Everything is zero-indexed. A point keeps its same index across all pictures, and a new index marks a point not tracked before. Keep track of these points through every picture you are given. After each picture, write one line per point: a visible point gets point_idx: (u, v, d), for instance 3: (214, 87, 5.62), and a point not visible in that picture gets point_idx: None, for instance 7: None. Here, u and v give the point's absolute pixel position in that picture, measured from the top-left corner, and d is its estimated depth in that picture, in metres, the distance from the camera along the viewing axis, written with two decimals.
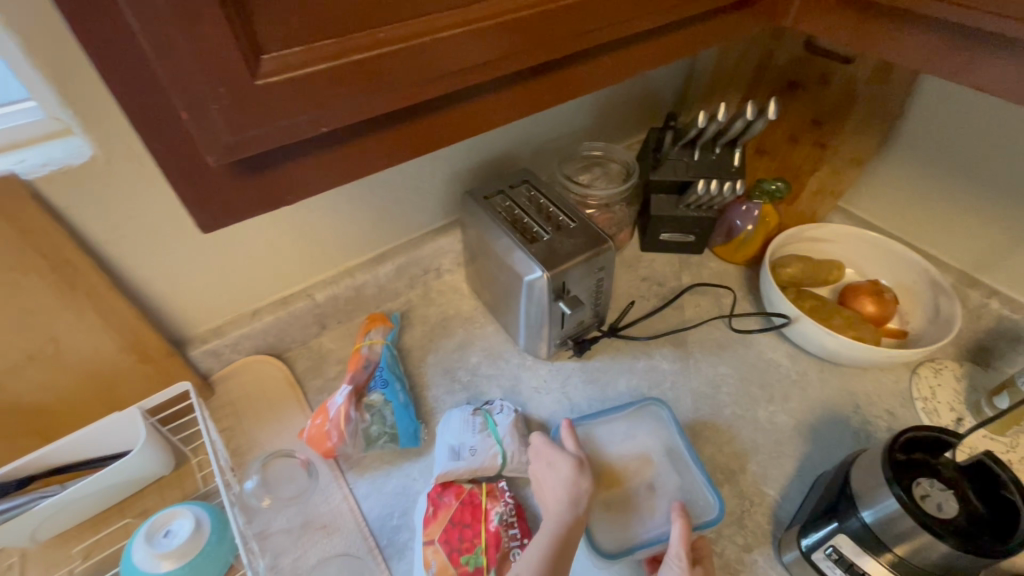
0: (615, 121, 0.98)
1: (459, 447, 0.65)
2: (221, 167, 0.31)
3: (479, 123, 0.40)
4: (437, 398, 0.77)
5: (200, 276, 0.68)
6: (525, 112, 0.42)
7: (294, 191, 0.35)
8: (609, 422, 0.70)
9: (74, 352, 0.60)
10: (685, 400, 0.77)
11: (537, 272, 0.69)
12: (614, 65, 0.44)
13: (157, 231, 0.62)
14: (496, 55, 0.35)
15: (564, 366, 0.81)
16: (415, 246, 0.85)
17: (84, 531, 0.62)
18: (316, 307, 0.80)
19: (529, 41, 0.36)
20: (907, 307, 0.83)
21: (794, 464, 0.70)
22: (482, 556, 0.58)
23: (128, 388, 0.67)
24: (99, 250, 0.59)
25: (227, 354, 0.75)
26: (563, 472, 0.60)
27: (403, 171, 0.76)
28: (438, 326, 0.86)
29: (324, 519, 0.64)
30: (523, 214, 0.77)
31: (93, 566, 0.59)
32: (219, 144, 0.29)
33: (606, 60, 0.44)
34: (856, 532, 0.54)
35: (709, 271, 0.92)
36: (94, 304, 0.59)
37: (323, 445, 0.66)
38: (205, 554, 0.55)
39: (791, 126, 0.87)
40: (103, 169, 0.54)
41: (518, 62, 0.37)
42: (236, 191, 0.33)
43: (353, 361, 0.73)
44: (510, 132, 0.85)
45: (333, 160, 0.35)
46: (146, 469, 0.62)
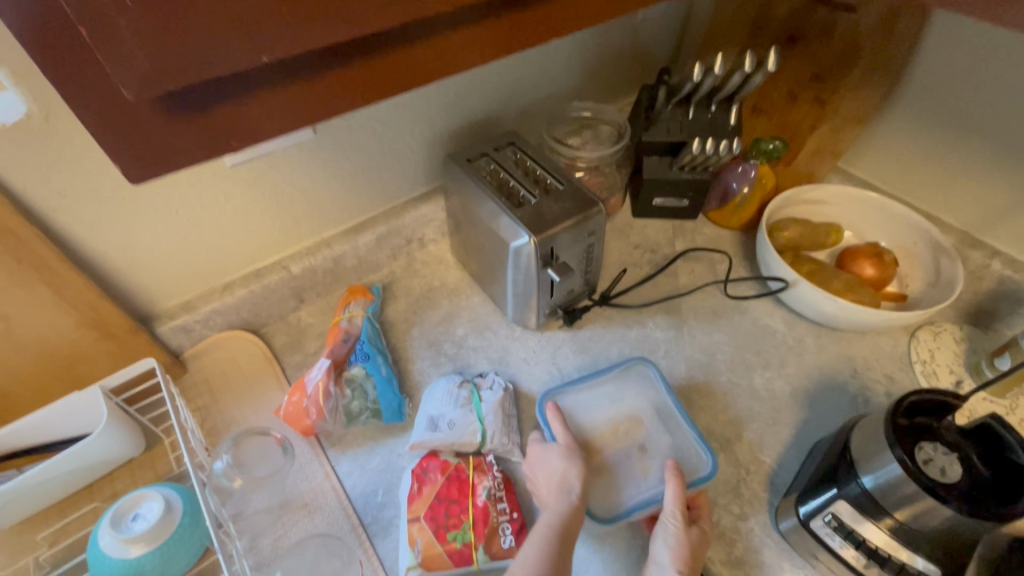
0: (605, 79, 0.92)
1: (437, 417, 0.63)
2: (148, 103, 0.27)
3: (451, 64, 0.35)
4: (422, 371, 0.74)
5: (163, 248, 0.64)
6: (505, 52, 0.37)
7: (242, 136, 0.30)
8: (592, 388, 0.67)
9: (26, 330, 0.56)
10: (679, 369, 0.74)
11: (523, 238, 0.65)
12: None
13: (111, 198, 0.57)
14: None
15: (554, 337, 0.78)
16: (396, 215, 0.80)
17: (51, 516, 0.59)
18: (292, 280, 0.75)
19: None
20: (906, 269, 0.81)
21: (791, 431, 0.69)
22: (470, 532, 0.56)
23: (91, 367, 0.63)
24: (46, 218, 0.54)
25: (198, 330, 0.72)
26: (557, 467, 0.58)
27: (379, 133, 0.72)
28: (422, 298, 0.82)
29: (305, 498, 0.61)
30: (509, 177, 0.73)
31: (61, 552, 0.56)
32: (135, 72, 0.24)
33: None
34: (855, 498, 0.53)
35: (704, 237, 0.89)
36: (45, 278, 0.55)
37: (302, 423, 0.63)
38: (177, 537, 0.52)
39: (790, 82, 0.83)
40: (42, 128, 0.49)
41: None
42: (169, 134, 0.28)
43: (332, 335, 0.70)
44: (494, 91, 0.79)
45: (284, 102, 0.30)
46: (112, 451, 0.59)
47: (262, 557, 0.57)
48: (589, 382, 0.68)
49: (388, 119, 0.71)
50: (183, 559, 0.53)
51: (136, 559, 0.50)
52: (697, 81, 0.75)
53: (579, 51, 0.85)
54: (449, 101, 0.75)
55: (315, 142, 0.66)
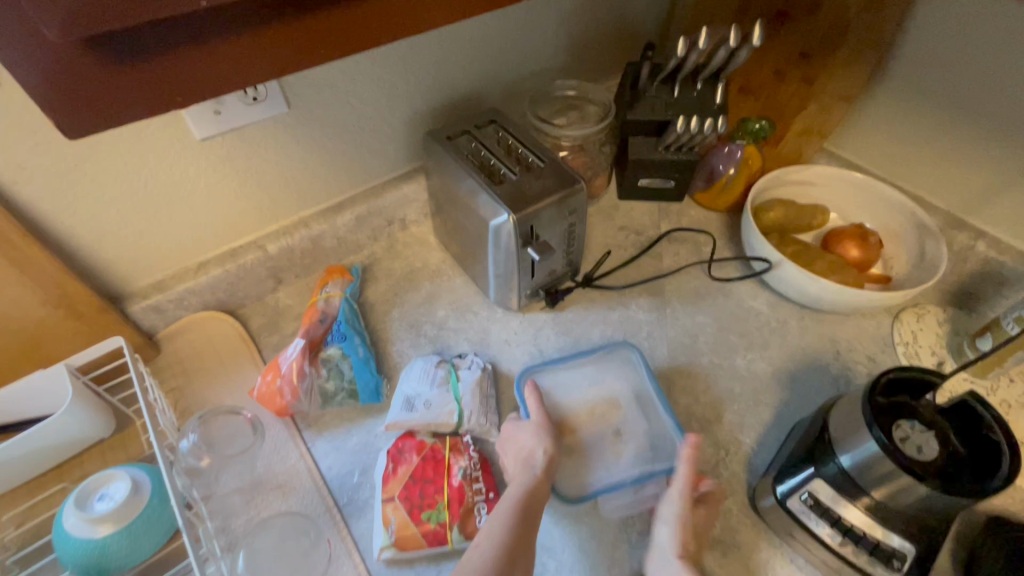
0: (591, 58, 0.91)
1: (413, 398, 0.62)
2: (76, 47, 0.25)
3: (414, 22, 0.34)
4: (402, 353, 0.73)
5: (132, 225, 0.62)
6: (471, 11, 0.35)
7: (185, 90, 0.29)
8: (573, 369, 0.67)
9: None
10: (663, 351, 0.73)
11: (503, 216, 0.64)
12: None
13: (74, 171, 0.55)
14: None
15: (536, 318, 0.77)
16: (376, 194, 0.79)
17: (18, 497, 0.57)
18: (269, 260, 0.74)
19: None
20: (891, 252, 0.80)
21: (772, 411, 0.68)
22: (445, 512, 0.55)
23: (59, 347, 0.61)
24: (4, 191, 0.52)
25: (172, 311, 0.70)
26: (525, 443, 0.58)
27: (356, 109, 0.70)
28: (403, 279, 0.81)
29: (280, 478, 0.60)
30: (490, 155, 0.71)
31: (27, 534, 0.55)
32: (57, 12, 0.23)
33: None
34: (832, 477, 0.52)
35: (689, 218, 0.88)
36: (6, 253, 0.53)
37: (276, 403, 0.62)
38: (145, 517, 0.51)
39: (776, 60, 0.81)
40: None
41: None
42: (104, 83, 0.27)
43: (308, 315, 0.69)
44: (476, 67, 0.77)
45: (232, 54, 0.29)
46: (80, 431, 0.58)
47: (233, 537, 0.57)
48: (570, 362, 0.68)
49: (365, 94, 0.69)
50: (153, 538, 0.52)
51: (103, 538, 0.49)
52: (681, 57, 0.73)
53: (564, 27, 0.83)
54: (429, 77, 0.73)
55: (288, 116, 0.64)
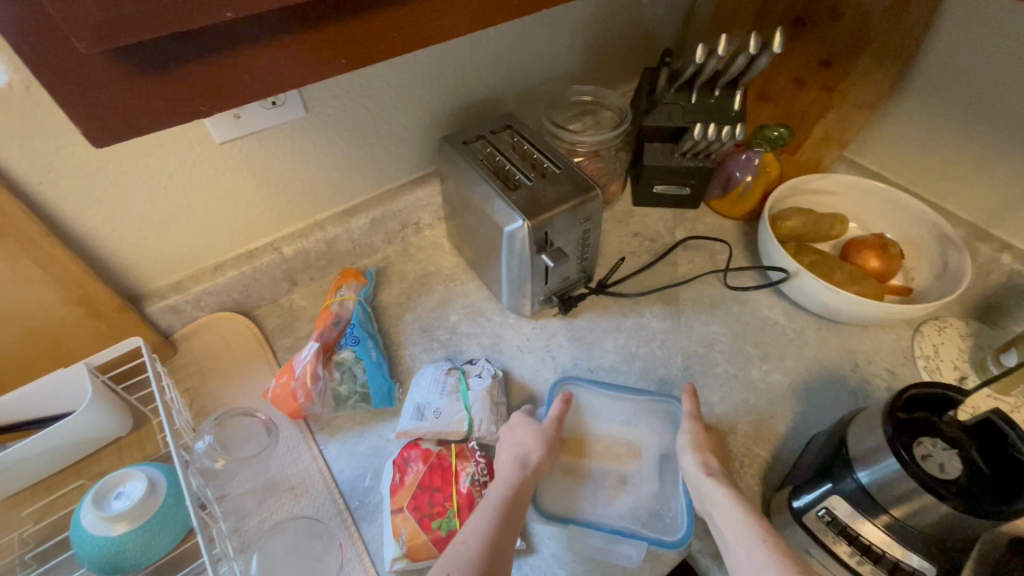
0: (607, 63, 0.90)
1: (423, 406, 0.62)
2: (104, 56, 0.25)
3: (434, 30, 0.34)
4: (414, 357, 0.73)
5: (152, 226, 0.63)
6: (491, 20, 0.35)
7: (211, 99, 0.29)
8: (612, 400, 0.67)
9: (12, 306, 0.56)
10: (676, 360, 0.73)
11: (517, 222, 0.64)
12: None
13: (97, 175, 0.56)
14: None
15: (549, 324, 0.76)
16: (391, 198, 0.79)
17: (38, 493, 0.58)
18: (284, 262, 0.75)
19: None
20: (912, 263, 0.79)
21: (788, 424, 0.67)
22: (455, 519, 0.55)
23: (80, 345, 0.62)
24: (30, 193, 0.54)
25: (189, 311, 0.71)
26: (523, 440, 0.58)
27: (373, 113, 0.70)
28: (416, 283, 0.81)
29: (291, 481, 0.61)
30: (505, 160, 0.71)
31: (46, 529, 0.56)
32: (87, 22, 0.23)
33: None
34: (851, 494, 0.51)
35: (705, 226, 0.87)
36: (30, 253, 0.54)
37: (290, 405, 0.62)
38: (161, 516, 0.52)
39: (796, 68, 0.80)
40: (24, 98, 0.49)
41: None
42: (132, 91, 0.27)
43: (322, 318, 0.69)
44: (492, 72, 0.78)
45: (258, 61, 0.29)
46: (98, 429, 0.59)
47: (245, 539, 0.57)
48: (608, 387, 0.67)
49: (381, 98, 0.69)
50: (167, 537, 0.53)
51: (120, 537, 0.50)
52: (700, 63, 0.72)
53: (581, 32, 0.82)
54: (445, 81, 0.73)
55: (306, 119, 0.65)
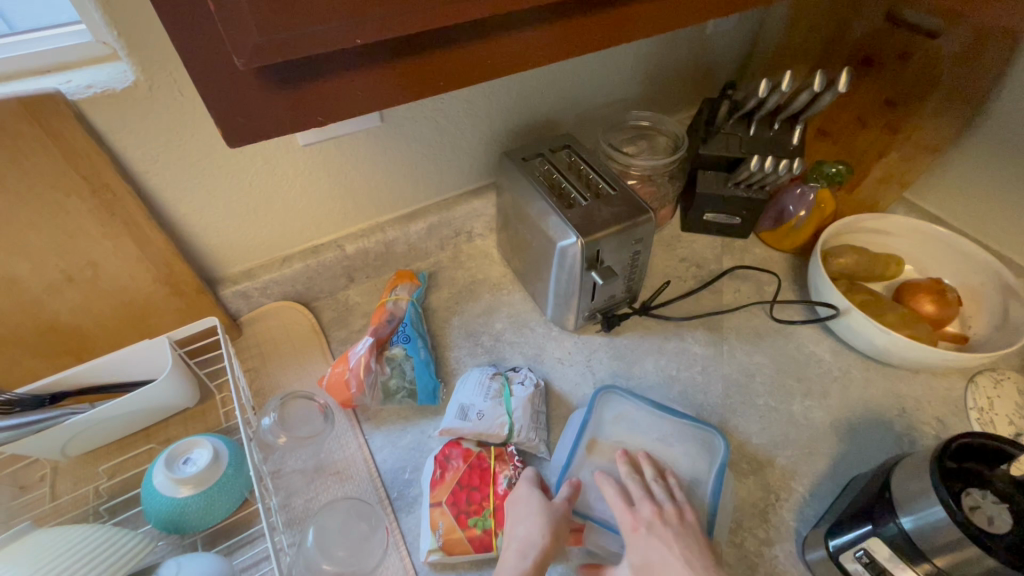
0: (668, 91, 0.92)
1: (468, 407, 0.64)
2: (249, 73, 0.29)
3: (518, 62, 0.37)
4: (459, 359, 0.76)
5: (233, 216, 0.68)
6: (570, 55, 0.38)
7: (328, 111, 0.33)
8: (648, 416, 0.67)
9: (110, 278, 0.62)
10: (717, 387, 0.73)
11: (571, 238, 0.66)
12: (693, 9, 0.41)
13: (195, 167, 0.62)
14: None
15: (591, 340, 0.78)
16: (448, 207, 0.83)
17: (111, 452, 0.64)
18: (345, 259, 0.79)
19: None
20: (970, 310, 0.77)
21: (827, 463, 0.66)
22: (490, 519, 0.57)
23: (161, 320, 0.68)
24: (138, 180, 0.60)
25: (256, 298, 0.76)
26: (527, 485, 0.58)
27: (439, 125, 0.74)
28: (465, 289, 0.84)
29: (338, 466, 0.64)
30: (561, 178, 0.74)
31: (118, 485, 0.61)
32: (250, 45, 0.27)
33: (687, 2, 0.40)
34: (892, 538, 0.50)
35: (753, 256, 0.88)
36: (131, 232, 0.60)
37: (343, 394, 0.66)
38: (222, 484, 0.56)
39: (860, 107, 0.80)
40: (144, 96, 0.55)
41: None
42: (266, 104, 0.31)
43: (377, 315, 0.73)
44: (556, 94, 0.81)
45: (383, 77, 0.33)
46: (170, 399, 0.64)
47: (292, 516, 0.60)
48: (649, 405, 0.67)
49: (448, 112, 0.73)
50: (224, 505, 0.57)
51: (184, 499, 0.54)
52: (762, 97, 0.73)
53: (644, 60, 0.85)
54: (511, 100, 0.77)
55: (380, 128, 0.70)
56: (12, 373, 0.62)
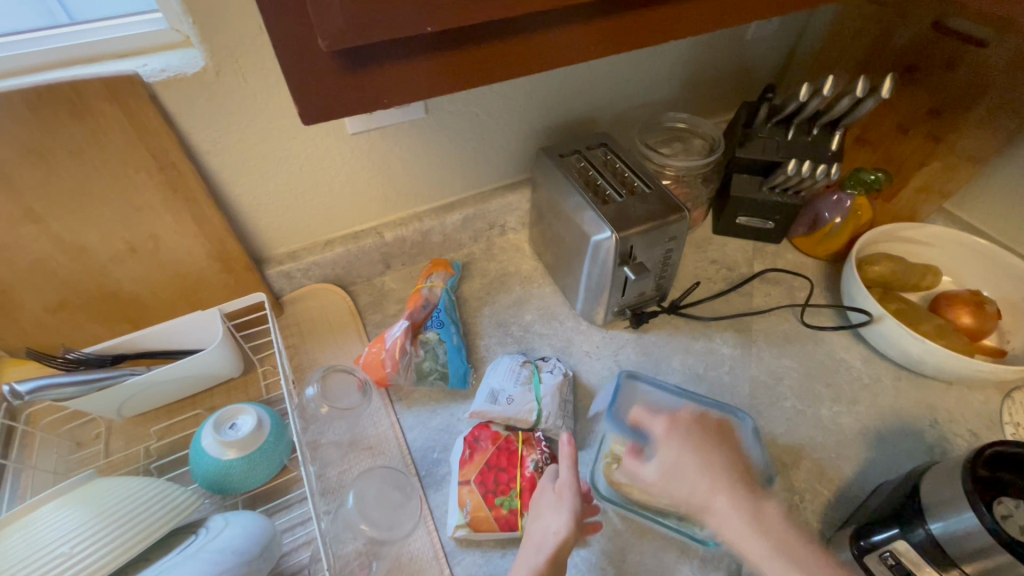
0: (705, 93, 0.93)
1: (498, 392, 0.66)
2: (328, 55, 0.32)
3: (570, 56, 0.39)
4: (489, 347, 0.78)
5: (283, 199, 0.72)
6: (621, 50, 0.40)
7: (393, 95, 0.35)
8: (672, 401, 0.68)
9: (169, 251, 0.66)
10: (744, 388, 0.73)
11: (605, 232, 0.68)
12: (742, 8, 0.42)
13: (251, 150, 0.65)
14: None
15: (618, 335, 0.79)
16: (484, 200, 0.85)
17: (161, 416, 0.68)
18: (383, 246, 0.82)
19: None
20: (1010, 324, 0.75)
21: (854, 468, 0.66)
22: (517, 500, 0.58)
23: (211, 294, 0.72)
24: (201, 160, 0.63)
25: (298, 279, 0.79)
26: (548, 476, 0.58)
27: (480, 119, 0.77)
28: (497, 281, 0.86)
29: (370, 441, 0.67)
30: (596, 174, 0.76)
31: (166, 446, 0.65)
32: (333, 28, 0.30)
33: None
34: (921, 544, 0.50)
35: (785, 261, 0.88)
36: (191, 209, 0.64)
37: (379, 372, 0.68)
38: (263, 450, 0.59)
39: (901, 113, 0.80)
40: (212, 80, 0.58)
41: None
42: (339, 86, 0.34)
43: (412, 299, 0.76)
44: (595, 93, 0.83)
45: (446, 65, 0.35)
46: (217, 369, 0.68)
47: (327, 485, 0.63)
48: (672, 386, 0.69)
49: (490, 107, 0.76)
50: (264, 470, 0.60)
51: (228, 461, 0.57)
52: (802, 102, 0.74)
53: (684, 63, 0.86)
54: (551, 97, 0.79)
55: (425, 120, 0.72)
56: (76, 336, 0.67)
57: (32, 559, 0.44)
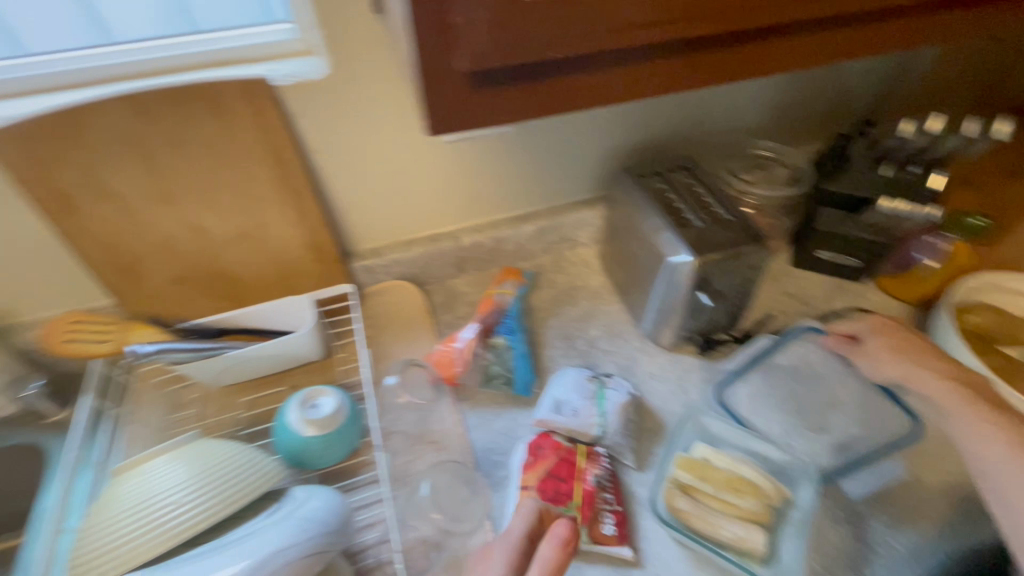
0: (794, 122, 0.91)
1: (562, 403, 0.67)
2: (464, 77, 0.35)
3: (681, 81, 0.42)
4: (553, 358, 0.79)
5: (375, 198, 0.77)
6: (730, 77, 0.43)
7: (512, 110, 0.38)
8: (738, 433, 0.66)
9: (272, 239, 0.71)
10: (846, 415, 0.71)
11: (683, 255, 0.67)
12: (854, 41, 0.43)
13: (354, 152, 0.70)
14: (684, 13, 0.35)
15: (685, 360, 0.79)
16: (560, 213, 0.87)
17: (248, 389, 0.73)
18: (459, 250, 0.85)
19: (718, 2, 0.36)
20: None
21: (934, 527, 0.62)
22: (575, 511, 0.59)
23: (302, 281, 0.77)
24: (309, 158, 0.69)
25: (378, 274, 0.84)
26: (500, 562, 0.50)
27: (566, 135, 0.79)
28: (565, 293, 0.87)
29: (435, 436, 0.69)
30: (676, 197, 0.76)
31: (251, 418, 0.70)
32: (476, 49, 0.33)
33: (851, 32, 0.43)
34: None
35: (868, 302, 0.84)
36: (296, 202, 0.69)
37: (449, 370, 0.71)
38: (340, 432, 0.63)
39: (1010, 160, 0.80)
40: (329, 87, 0.64)
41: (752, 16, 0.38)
42: (469, 101, 0.37)
43: (484, 304, 0.78)
44: (681, 117, 0.83)
45: (567, 85, 0.39)
46: (302, 351, 0.73)
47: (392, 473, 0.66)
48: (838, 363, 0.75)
49: (576, 124, 0.78)
50: (339, 450, 0.63)
51: (308, 438, 0.62)
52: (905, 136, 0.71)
53: (774, 91, 0.85)
54: (637, 117, 0.80)
55: (513, 132, 0.75)
56: (184, 308, 0.74)
57: (145, 505, 0.49)
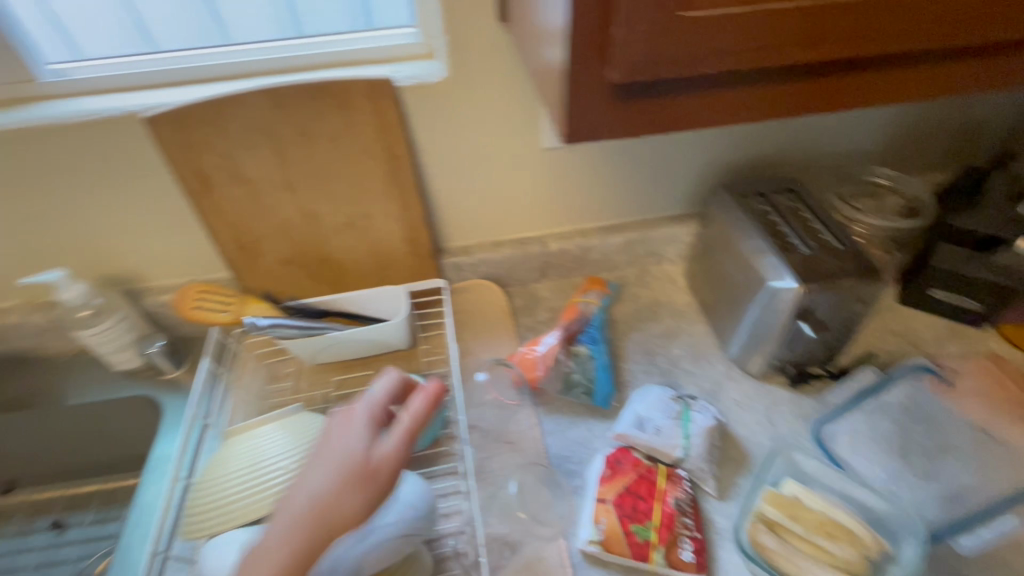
0: (916, 150, 0.84)
1: (645, 419, 0.66)
2: (610, 88, 0.36)
3: (816, 103, 0.41)
4: (633, 373, 0.78)
5: (472, 199, 0.79)
6: (867, 102, 0.42)
7: (648, 124, 0.39)
8: (834, 475, 0.63)
9: (375, 230, 0.75)
10: (959, 462, 0.68)
11: (787, 281, 0.64)
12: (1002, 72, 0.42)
13: (460, 153, 0.73)
14: (838, 37, 0.35)
15: (774, 391, 0.75)
16: (650, 226, 0.86)
17: (339, 370, 0.77)
18: (545, 255, 0.86)
19: (865, 26, 0.35)
20: None
21: None
22: (653, 532, 0.58)
23: (396, 273, 0.81)
24: (418, 156, 0.72)
25: (465, 272, 0.86)
26: (353, 429, 0.42)
27: (666, 149, 0.78)
28: (647, 309, 0.86)
29: (512, 437, 0.70)
30: (780, 221, 0.73)
31: (341, 397, 0.74)
32: (629, 62, 0.33)
33: (1001, 61, 0.41)
34: None
35: (988, 351, 0.77)
36: (401, 197, 0.73)
37: (531, 373, 0.72)
38: (425, 421, 0.65)
39: None
40: (446, 90, 0.66)
41: (908, 42, 0.36)
42: (608, 111, 0.37)
43: (569, 311, 0.78)
44: (790, 138, 0.80)
45: (705, 102, 0.38)
46: (392, 339, 0.76)
47: None
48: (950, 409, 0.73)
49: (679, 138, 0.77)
50: (422, 438, 0.66)
51: None
52: None
53: (897, 115, 0.80)
54: (743, 134, 0.77)
55: (614, 143, 0.75)
56: (289, 288, 0.79)
57: (256, 468, 0.54)
